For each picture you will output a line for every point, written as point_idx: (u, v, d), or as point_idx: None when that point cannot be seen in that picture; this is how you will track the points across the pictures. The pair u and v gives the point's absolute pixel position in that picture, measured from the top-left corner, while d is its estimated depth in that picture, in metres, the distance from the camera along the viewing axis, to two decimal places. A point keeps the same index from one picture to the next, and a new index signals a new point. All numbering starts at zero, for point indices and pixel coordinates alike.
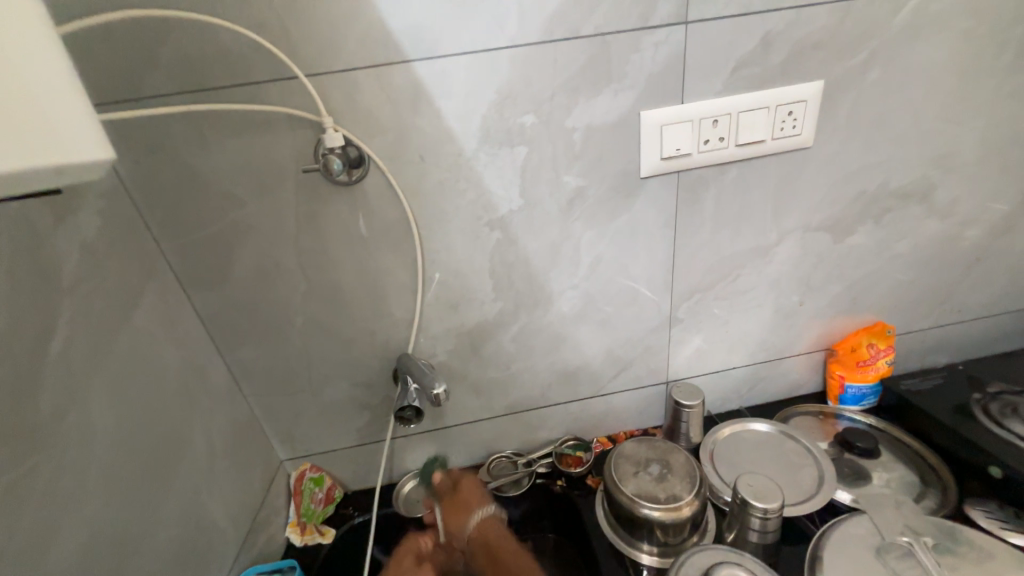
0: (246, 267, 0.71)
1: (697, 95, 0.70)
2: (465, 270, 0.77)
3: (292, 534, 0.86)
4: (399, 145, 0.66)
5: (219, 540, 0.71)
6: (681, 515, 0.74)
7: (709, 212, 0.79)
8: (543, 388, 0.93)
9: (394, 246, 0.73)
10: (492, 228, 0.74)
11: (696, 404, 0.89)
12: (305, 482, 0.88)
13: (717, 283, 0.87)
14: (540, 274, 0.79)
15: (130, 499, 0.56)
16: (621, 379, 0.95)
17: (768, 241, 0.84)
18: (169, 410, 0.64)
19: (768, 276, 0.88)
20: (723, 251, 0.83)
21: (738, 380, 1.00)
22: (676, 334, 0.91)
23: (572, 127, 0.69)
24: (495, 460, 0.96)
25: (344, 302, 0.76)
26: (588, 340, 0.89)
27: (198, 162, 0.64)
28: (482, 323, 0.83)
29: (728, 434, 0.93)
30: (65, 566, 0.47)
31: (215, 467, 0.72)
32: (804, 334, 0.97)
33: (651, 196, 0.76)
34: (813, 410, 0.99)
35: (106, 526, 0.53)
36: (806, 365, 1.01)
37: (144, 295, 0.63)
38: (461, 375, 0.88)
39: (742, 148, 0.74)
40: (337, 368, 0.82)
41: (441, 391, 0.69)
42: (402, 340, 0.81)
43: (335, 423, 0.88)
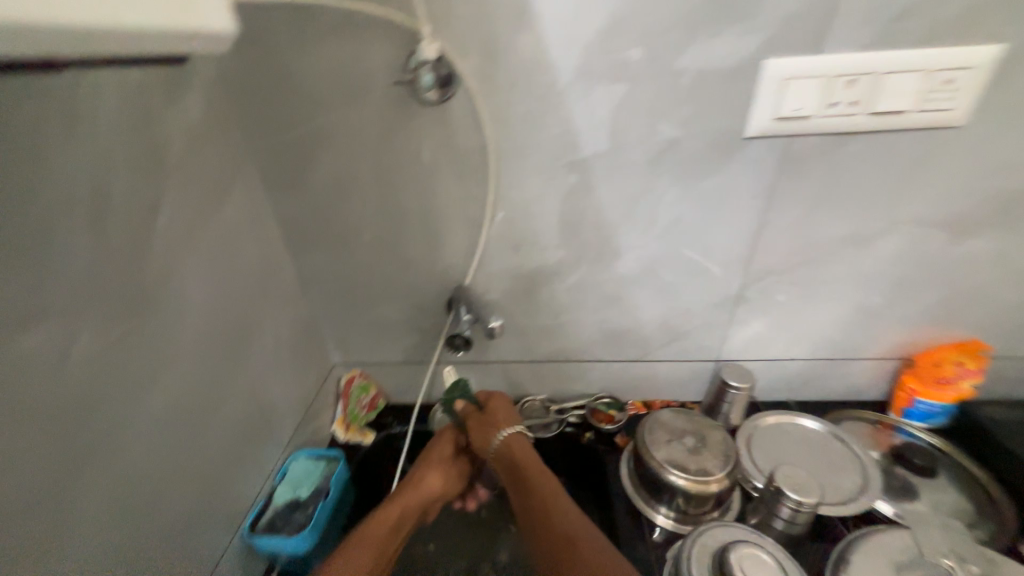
0: (325, 175, 0.72)
1: (838, 46, 0.60)
2: (534, 211, 0.75)
3: (337, 429, 0.94)
4: (491, 66, 0.63)
5: (278, 419, 0.79)
6: (708, 489, 0.74)
7: (813, 187, 0.71)
8: (588, 343, 0.92)
9: (468, 175, 0.72)
10: (571, 170, 0.70)
11: (745, 387, 0.87)
12: (353, 387, 0.95)
13: (800, 268, 0.80)
14: (611, 226, 0.76)
15: (207, 370, 0.62)
16: (669, 349, 0.92)
17: (872, 231, 0.75)
18: (246, 301, 0.70)
19: (859, 269, 0.80)
20: (816, 233, 0.76)
21: (793, 372, 0.95)
22: (739, 313, 0.86)
23: (682, 69, 0.62)
24: (528, 402, 0.99)
25: (411, 225, 0.77)
26: (644, 304, 0.86)
27: (293, 60, 0.63)
28: (540, 268, 0.82)
29: (771, 423, 0.90)
30: (160, 414, 0.55)
31: (280, 359, 0.78)
32: (882, 338, 0.89)
33: (751, 160, 0.69)
34: (869, 418, 0.93)
35: (192, 388, 0.60)
36: (874, 371, 0.94)
37: (233, 187, 0.66)
38: (511, 316, 0.88)
39: (873, 118, 0.64)
40: (395, 289, 0.85)
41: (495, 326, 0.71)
42: (460, 271, 0.82)
43: (387, 339, 0.93)
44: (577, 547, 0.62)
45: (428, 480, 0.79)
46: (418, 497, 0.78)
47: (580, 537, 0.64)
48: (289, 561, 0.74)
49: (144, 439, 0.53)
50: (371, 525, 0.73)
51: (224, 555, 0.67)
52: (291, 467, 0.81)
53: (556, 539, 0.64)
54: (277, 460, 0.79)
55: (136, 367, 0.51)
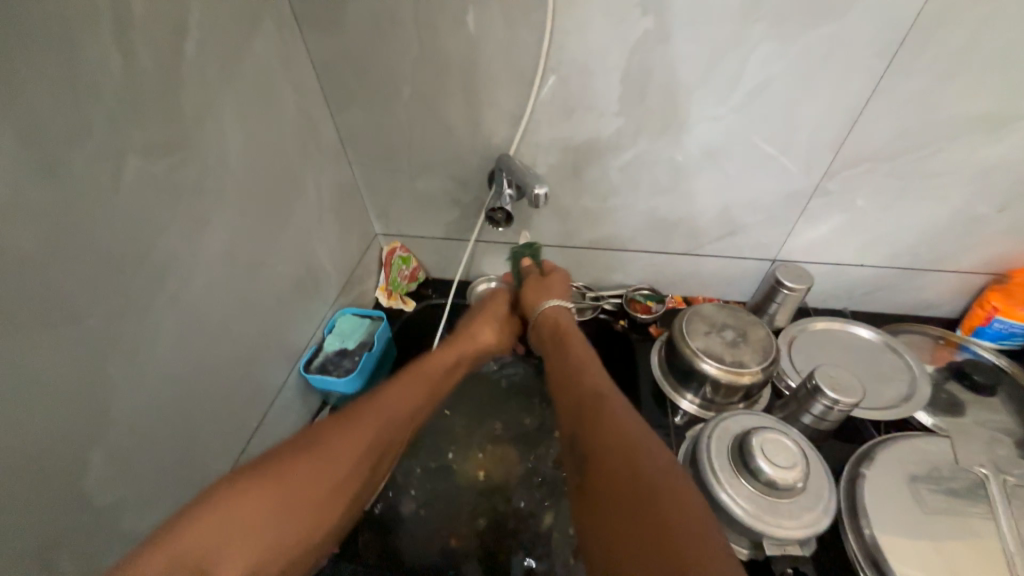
0: (362, 12, 0.64)
1: None
2: (594, 67, 0.65)
3: (380, 296, 0.99)
4: None
5: (324, 278, 0.83)
6: (740, 380, 0.73)
7: (953, 44, 0.56)
8: (634, 232, 0.87)
9: (520, 16, 0.62)
10: (644, 12, 0.59)
11: (799, 288, 0.80)
12: (395, 258, 0.98)
13: (903, 156, 0.68)
14: (682, 90, 0.65)
15: (254, 217, 0.64)
16: (722, 244, 0.86)
17: (1013, 111, 0.61)
18: (286, 153, 0.68)
19: (979, 161, 0.67)
20: (937, 110, 0.62)
21: (858, 281, 0.87)
22: (813, 209, 0.77)
23: None
24: None
25: (454, 81, 0.70)
26: (705, 191, 0.78)
27: None
28: (593, 141, 0.74)
29: (820, 329, 0.86)
30: (212, 250, 0.58)
31: (323, 220, 0.80)
32: (976, 248, 0.78)
33: (880, 2, 0.54)
34: (933, 333, 0.86)
35: (240, 232, 0.62)
36: (951, 285, 0.85)
37: (265, 20, 0.60)
38: (556, 196, 0.83)
39: None
40: (436, 157, 0.81)
41: (542, 193, 0.67)
42: (505, 140, 0.76)
43: (427, 212, 0.91)
44: (603, 417, 0.54)
45: (482, 333, 0.78)
46: (471, 345, 0.76)
47: (613, 405, 0.55)
48: (340, 397, 0.83)
49: (201, 271, 0.57)
50: (426, 362, 0.69)
51: (284, 386, 0.76)
52: (337, 323, 0.86)
53: (584, 411, 0.55)
54: (325, 315, 0.85)
55: (185, 199, 0.53)
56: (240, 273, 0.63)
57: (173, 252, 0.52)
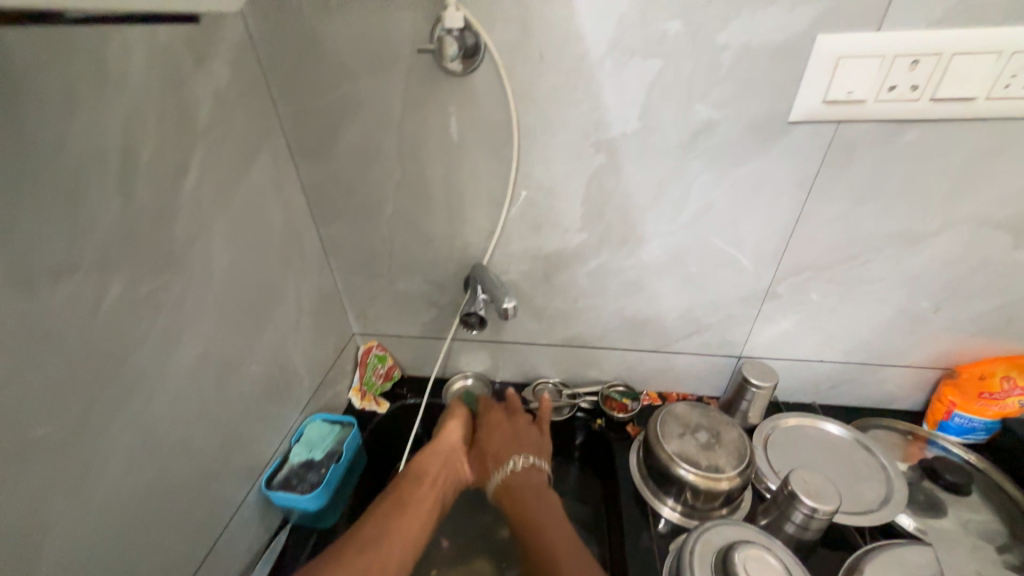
0: (349, 144, 0.72)
1: (901, 20, 0.53)
2: (557, 191, 0.73)
3: (353, 397, 0.97)
4: (520, 39, 0.60)
5: (296, 384, 0.82)
6: (718, 486, 0.72)
7: (860, 179, 0.65)
8: (605, 330, 0.90)
9: (490, 151, 0.70)
10: (597, 150, 0.67)
11: (766, 386, 0.83)
12: (371, 357, 0.99)
13: (838, 265, 0.75)
14: (636, 211, 0.73)
15: (232, 328, 0.65)
16: (689, 342, 0.90)
17: (923, 229, 0.69)
18: (270, 265, 0.72)
19: (905, 270, 0.74)
20: (858, 229, 0.70)
21: (821, 375, 0.91)
22: (767, 309, 0.82)
23: (722, 44, 0.57)
24: (541, 384, 0.99)
25: (432, 200, 0.77)
26: (667, 293, 0.83)
27: (315, 23, 0.62)
28: (561, 251, 0.80)
29: (792, 425, 0.87)
30: (184, 365, 0.58)
31: (300, 325, 0.81)
32: (922, 345, 0.84)
33: (794, 147, 0.64)
34: (901, 429, 0.88)
35: (215, 344, 0.62)
36: (908, 378, 0.89)
37: (261, 153, 0.67)
38: (528, 297, 0.88)
39: (938, 104, 0.57)
40: (414, 262, 0.85)
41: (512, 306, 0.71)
42: (480, 250, 0.81)
43: (405, 312, 0.94)
44: None
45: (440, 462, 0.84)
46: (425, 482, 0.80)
47: None
48: (302, 514, 0.78)
49: (170, 387, 0.56)
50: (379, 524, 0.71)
51: (241, 505, 0.71)
52: (306, 430, 0.84)
53: None
54: (294, 422, 0.83)
55: (161, 318, 0.54)
56: (210, 386, 0.62)
57: (139, 373, 0.52)
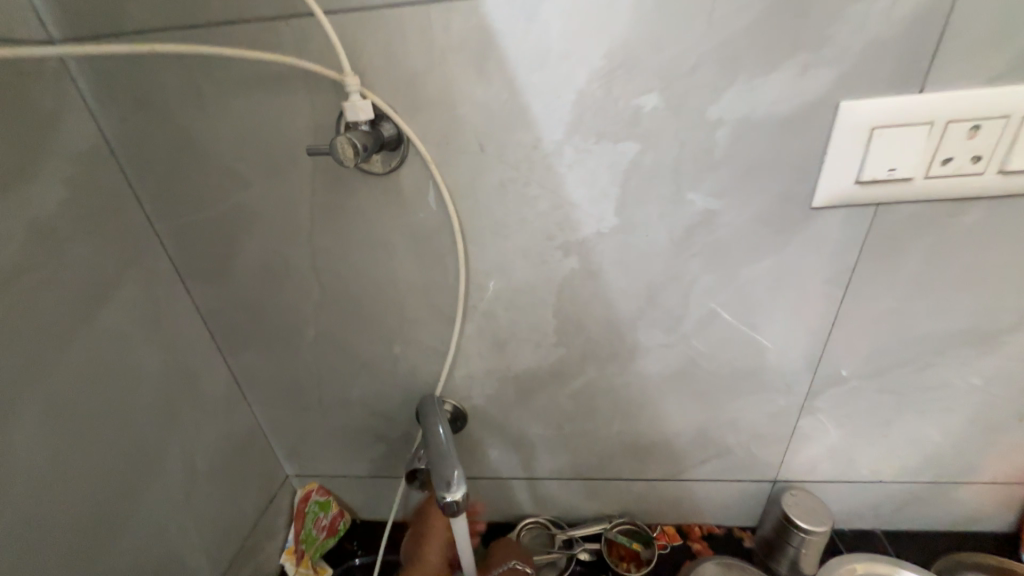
0: (252, 261, 0.57)
1: (948, 79, 0.40)
2: (522, 302, 0.57)
3: (286, 562, 0.74)
4: (451, 127, 0.46)
5: (190, 574, 0.61)
6: None
7: (910, 269, 0.50)
8: (602, 458, 0.71)
9: (430, 259, 0.55)
10: (567, 252, 0.52)
11: (819, 531, 0.64)
12: (310, 504, 0.77)
13: (890, 370, 0.58)
14: (624, 320, 0.57)
15: (70, 527, 0.47)
16: (710, 467, 0.70)
17: (997, 325, 0.53)
18: (141, 428, 0.54)
19: (977, 373, 0.57)
20: (915, 328, 0.54)
21: (884, 498, 0.70)
22: (804, 426, 0.64)
23: (714, 119, 0.44)
24: (528, 526, 0.77)
25: (363, 320, 0.60)
26: (675, 413, 0.65)
27: (187, 123, 0.50)
28: (535, 371, 0.62)
29: (860, 575, 0.65)
30: None
31: (196, 492, 0.62)
32: (1007, 458, 0.65)
33: (820, 236, 0.49)
34: (986, 564, 0.68)
35: (35, 561, 0.44)
36: (993, 496, 0.69)
37: (122, 284, 0.52)
38: (500, 426, 0.68)
39: (1008, 177, 0.43)
40: (349, 392, 0.67)
41: (457, 498, 0.47)
42: (432, 374, 0.64)
43: (346, 449, 0.74)
44: None
45: None
46: None
47: None
48: None
49: None
50: None
51: None
52: None
53: None
54: None
55: None
56: None
57: None
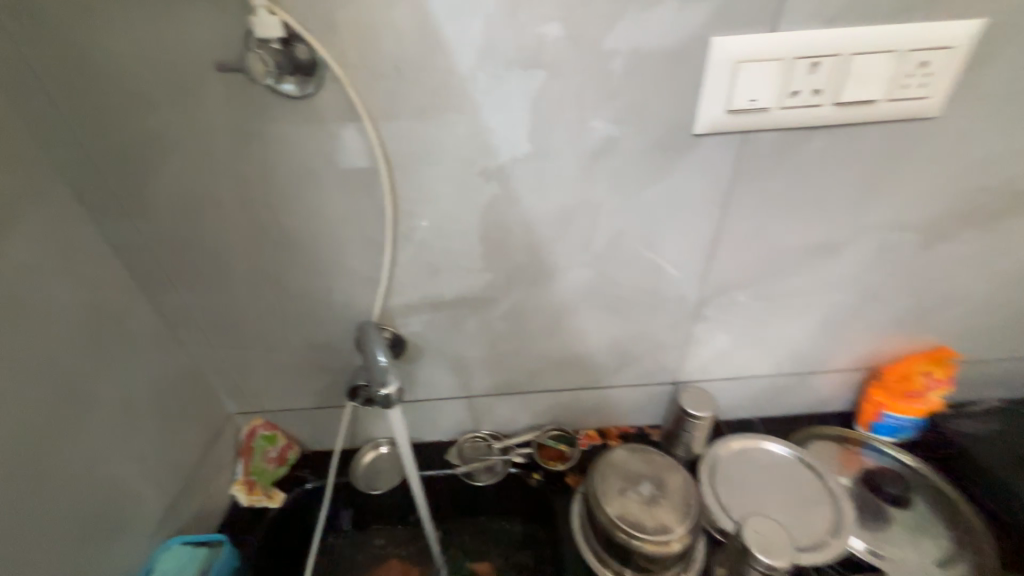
0: (169, 192, 0.56)
1: (795, 19, 0.48)
2: (449, 229, 0.61)
3: (239, 493, 0.78)
4: (367, 51, 0.48)
5: (137, 504, 0.63)
6: (667, 548, 0.63)
7: (773, 191, 0.60)
8: (530, 373, 0.79)
9: (357, 187, 0.57)
10: (487, 179, 0.57)
11: (704, 416, 0.77)
12: (257, 439, 0.80)
13: (762, 280, 0.70)
14: (543, 243, 0.63)
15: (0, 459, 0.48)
16: (623, 374, 0.81)
17: (838, 238, 0.66)
18: (67, 365, 0.54)
19: (825, 278, 0.70)
20: (779, 242, 0.65)
21: (759, 390, 0.86)
22: (698, 332, 0.76)
23: (611, 50, 0.49)
24: (469, 441, 0.85)
25: (294, 251, 0.62)
26: (592, 328, 0.73)
27: (82, 41, 0.47)
28: (465, 295, 0.68)
29: (735, 450, 0.80)
30: None
31: (133, 428, 0.63)
32: (849, 349, 0.81)
33: (703, 161, 0.57)
34: (834, 434, 0.84)
35: None
36: (839, 382, 0.86)
37: (25, 216, 0.50)
38: (436, 350, 0.74)
39: (841, 108, 0.53)
40: (288, 326, 0.69)
41: (392, 390, 0.60)
42: (368, 303, 0.67)
43: (288, 383, 0.76)
44: None
45: None
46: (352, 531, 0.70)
47: None
48: None
49: None
50: None
51: None
52: (158, 563, 0.64)
53: None
54: (140, 554, 0.64)
55: None
56: None
57: None
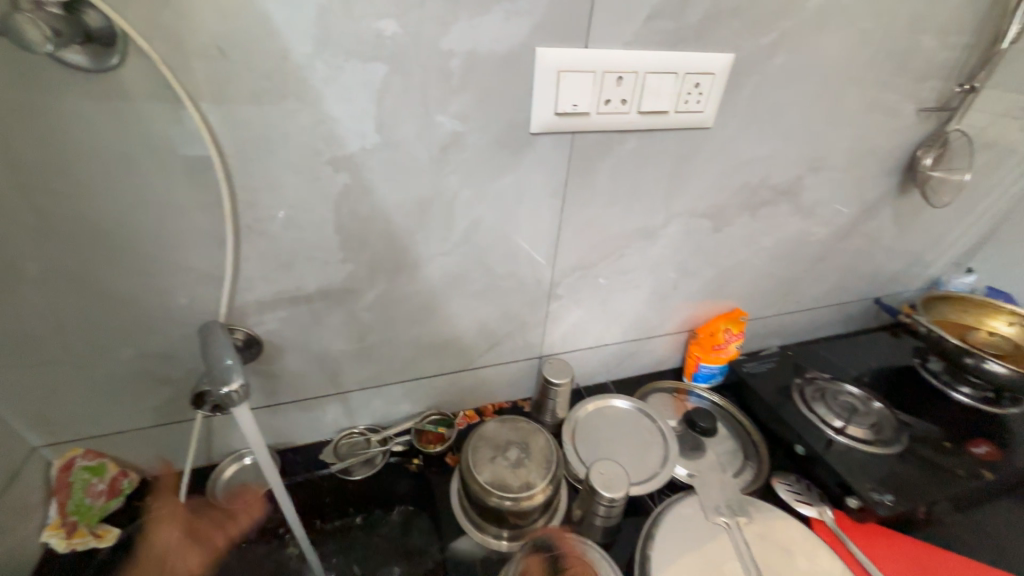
0: None
1: (601, 39, 0.57)
2: (301, 219, 0.59)
3: (52, 539, 0.66)
4: (181, 27, 0.45)
5: None
6: (532, 502, 0.71)
7: (601, 183, 0.71)
8: (404, 362, 0.81)
9: (184, 175, 0.52)
10: (337, 168, 0.56)
11: (564, 382, 0.86)
12: (75, 472, 0.68)
13: (602, 261, 0.81)
14: (403, 232, 0.65)
15: None
16: (494, 354, 0.87)
17: (655, 223, 0.80)
18: None
19: (650, 257, 0.85)
20: (611, 227, 0.77)
21: (610, 357, 1.00)
22: (555, 310, 0.85)
23: (448, 51, 0.52)
24: (346, 437, 0.84)
25: (109, 248, 0.54)
26: (460, 312, 0.78)
27: None
28: (327, 287, 0.66)
29: (592, 411, 0.92)
30: None
31: None
32: (674, 316, 0.99)
33: (542, 157, 0.64)
34: (667, 387, 1.03)
35: None
36: (670, 344, 1.04)
37: None
38: (300, 346, 0.71)
39: (644, 116, 0.64)
40: (107, 335, 0.60)
41: (236, 388, 0.54)
42: (212, 302, 0.62)
43: (113, 402, 0.66)
44: None
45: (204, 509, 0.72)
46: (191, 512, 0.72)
47: None
48: None
49: None
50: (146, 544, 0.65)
51: None
52: None
53: None
54: None
55: None
56: None
57: None
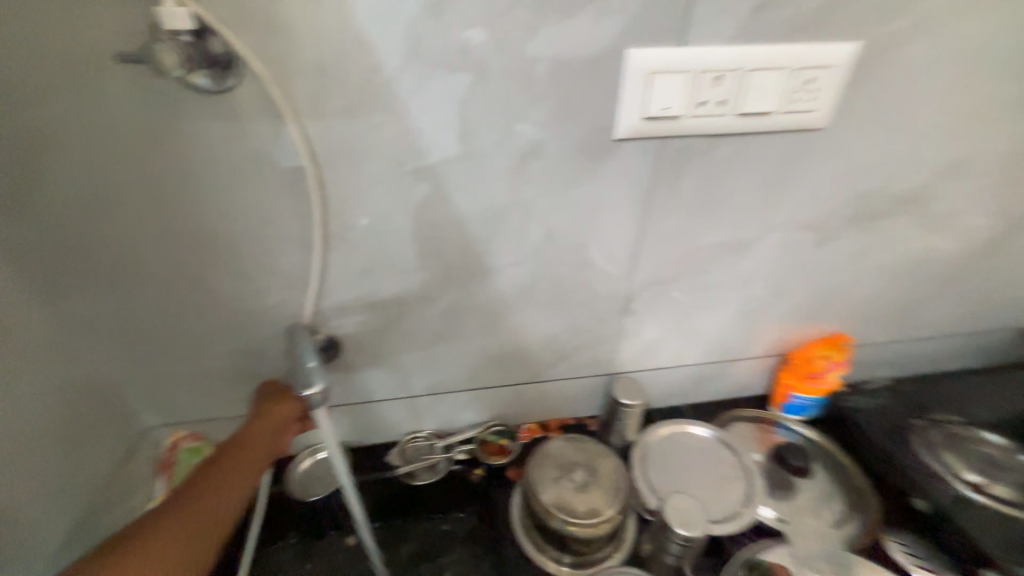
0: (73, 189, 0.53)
1: (698, 36, 0.52)
2: (381, 228, 0.60)
3: None
4: (286, 47, 0.47)
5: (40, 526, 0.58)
6: (597, 531, 0.67)
7: (688, 193, 0.65)
8: (471, 371, 0.80)
9: (281, 185, 0.55)
10: (418, 178, 0.57)
11: (635, 404, 0.82)
12: (180, 453, 0.74)
13: (684, 275, 0.75)
14: (477, 242, 0.64)
15: None
16: (561, 368, 0.84)
17: (747, 236, 0.72)
18: None
19: (738, 273, 0.77)
20: (696, 240, 0.70)
21: (686, 378, 0.92)
22: (628, 325, 0.80)
23: (533, 57, 0.51)
24: (411, 441, 0.85)
25: (215, 251, 0.59)
26: (529, 324, 0.76)
27: None
28: (401, 294, 0.67)
29: (664, 436, 0.85)
30: None
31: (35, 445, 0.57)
32: (763, 338, 0.89)
33: (625, 165, 0.60)
34: (753, 416, 0.92)
35: None
36: (756, 368, 0.94)
37: None
38: (374, 350, 0.73)
39: (744, 118, 0.58)
40: (211, 330, 0.66)
41: (316, 391, 0.55)
42: (299, 305, 0.65)
43: (214, 390, 0.72)
44: None
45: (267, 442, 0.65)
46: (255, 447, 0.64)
47: None
48: None
49: None
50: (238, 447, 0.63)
51: None
52: None
53: None
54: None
55: None
56: None
57: None
